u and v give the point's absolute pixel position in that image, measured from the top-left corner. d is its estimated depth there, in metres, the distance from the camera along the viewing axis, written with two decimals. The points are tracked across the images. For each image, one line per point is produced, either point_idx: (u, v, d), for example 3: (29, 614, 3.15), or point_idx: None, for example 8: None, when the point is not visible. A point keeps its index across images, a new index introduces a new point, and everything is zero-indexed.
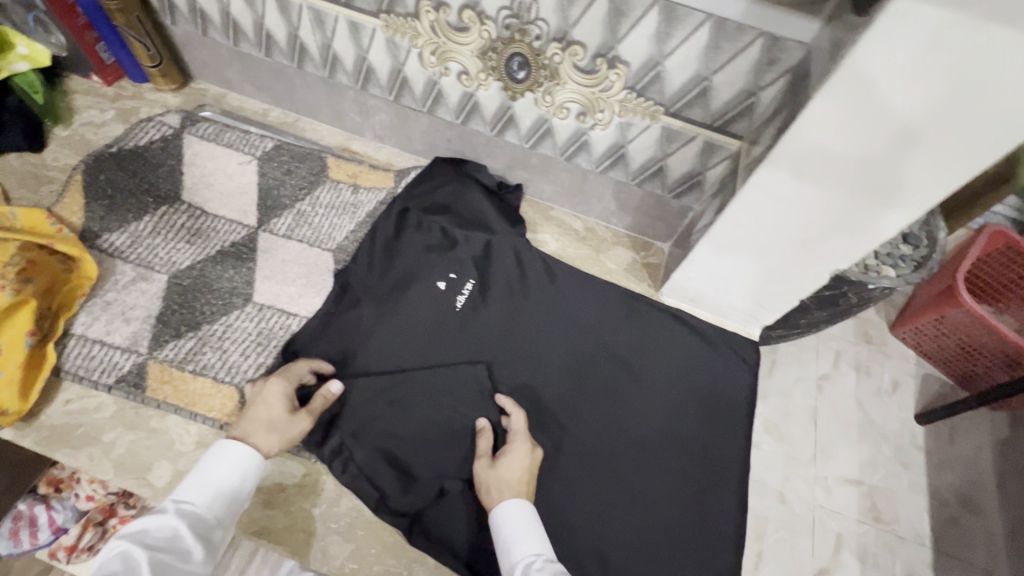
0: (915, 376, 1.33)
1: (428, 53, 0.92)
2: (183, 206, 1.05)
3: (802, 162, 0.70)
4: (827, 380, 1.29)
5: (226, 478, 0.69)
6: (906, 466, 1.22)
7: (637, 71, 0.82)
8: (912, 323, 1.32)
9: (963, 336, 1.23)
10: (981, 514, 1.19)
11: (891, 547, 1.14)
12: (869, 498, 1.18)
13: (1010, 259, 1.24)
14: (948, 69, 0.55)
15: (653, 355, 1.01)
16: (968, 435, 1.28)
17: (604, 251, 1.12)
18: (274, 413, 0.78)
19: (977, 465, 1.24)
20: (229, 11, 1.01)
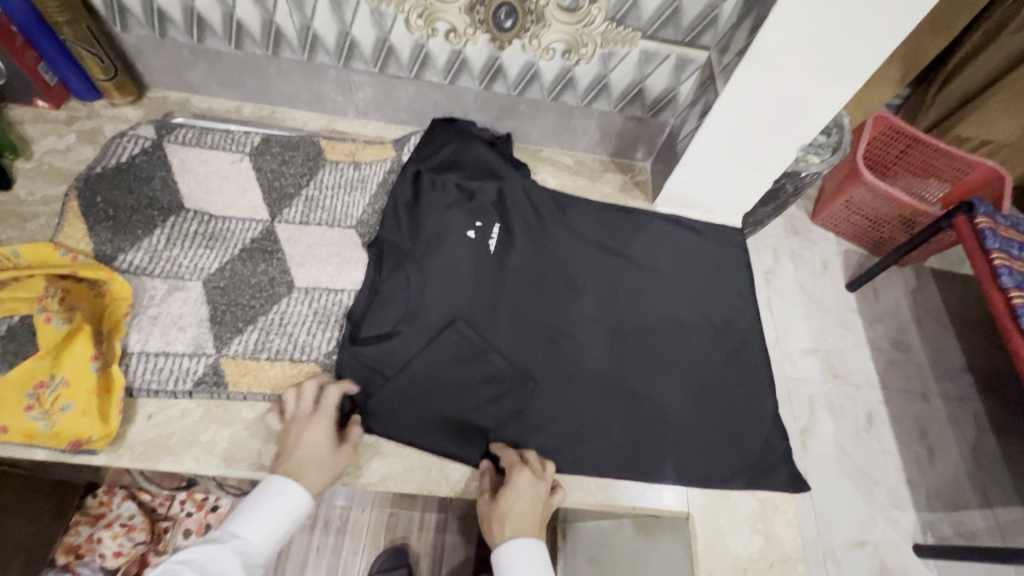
0: (839, 254, 1.68)
1: (415, 17, 0.97)
2: (190, 215, 1.05)
3: (774, 53, 0.85)
4: (772, 273, 1.60)
5: (275, 520, 0.74)
6: (847, 328, 1.57)
7: (616, 2, 0.92)
8: (827, 211, 1.65)
9: (868, 210, 1.57)
10: (909, 351, 1.57)
11: (851, 395, 1.48)
12: (826, 360, 1.51)
13: (891, 137, 1.58)
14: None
15: (663, 256, 1.15)
16: (888, 292, 1.65)
17: (598, 178, 1.24)
18: (320, 452, 0.80)
19: (899, 313, 1.62)
20: (193, 5, 0.99)
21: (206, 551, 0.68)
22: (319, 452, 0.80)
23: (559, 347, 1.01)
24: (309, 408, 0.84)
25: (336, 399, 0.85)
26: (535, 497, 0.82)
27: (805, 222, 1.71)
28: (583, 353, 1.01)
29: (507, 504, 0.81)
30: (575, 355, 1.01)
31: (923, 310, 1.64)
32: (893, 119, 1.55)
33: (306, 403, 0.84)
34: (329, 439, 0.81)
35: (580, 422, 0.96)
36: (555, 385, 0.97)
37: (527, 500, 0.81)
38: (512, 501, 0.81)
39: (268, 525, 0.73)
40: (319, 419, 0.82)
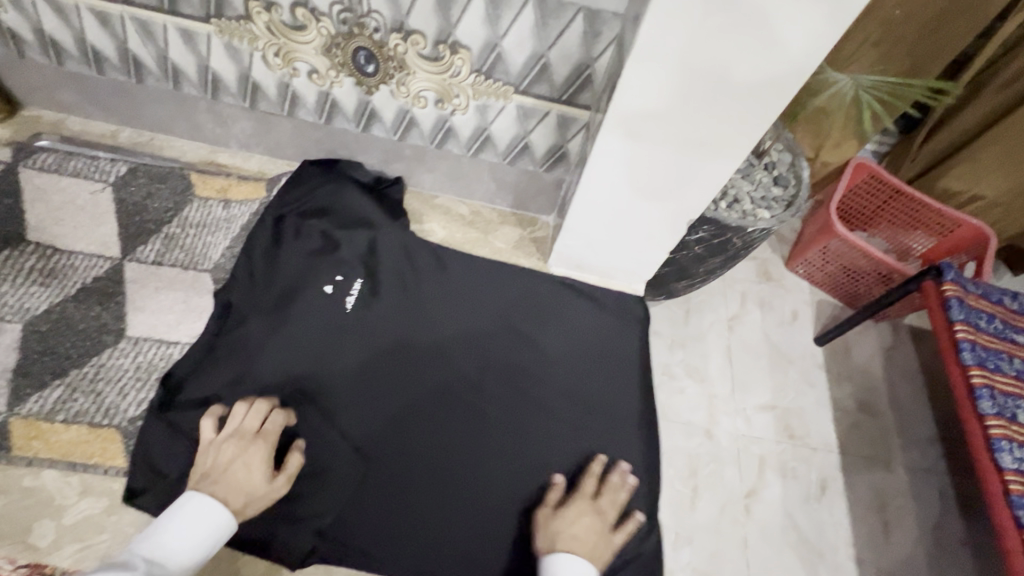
0: (812, 304, 1.40)
1: (272, 55, 0.90)
2: (30, 248, 0.98)
3: (636, 123, 0.75)
4: (736, 320, 1.34)
5: (196, 535, 0.72)
6: (812, 384, 1.30)
7: (479, 55, 0.84)
8: (802, 256, 1.38)
9: (845, 263, 1.31)
10: (877, 414, 1.30)
11: (806, 458, 1.22)
12: (783, 419, 1.25)
13: (874, 186, 1.30)
14: (731, 21, 0.62)
15: (550, 325, 1.06)
16: (862, 347, 1.37)
17: (492, 232, 1.15)
18: (252, 478, 0.78)
19: (871, 372, 1.34)
20: (41, 27, 0.93)
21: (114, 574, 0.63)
22: (254, 483, 0.78)
23: (409, 426, 0.94)
24: (253, 427, 0.83)
25: (282, 421, 0.84)
26: (589, 526, 0.87)
27: (779, 266, 1.42)
28: (432, 434, 0.94)
29: (564, 524, 0.86)
30: (423, 436, 0.94)
31: (898, 369, 1.35)
32: (877, 167, 1.26)
33: (252, 422, 0.83)
34: (265, 468, 0.80)
35: (411, 515, 0.89)
36: (392, 470, 0.91)
37: (580, 523, 0.86)
38: (568, 520, 0.87)
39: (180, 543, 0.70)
40: (259, 446, 0.81)
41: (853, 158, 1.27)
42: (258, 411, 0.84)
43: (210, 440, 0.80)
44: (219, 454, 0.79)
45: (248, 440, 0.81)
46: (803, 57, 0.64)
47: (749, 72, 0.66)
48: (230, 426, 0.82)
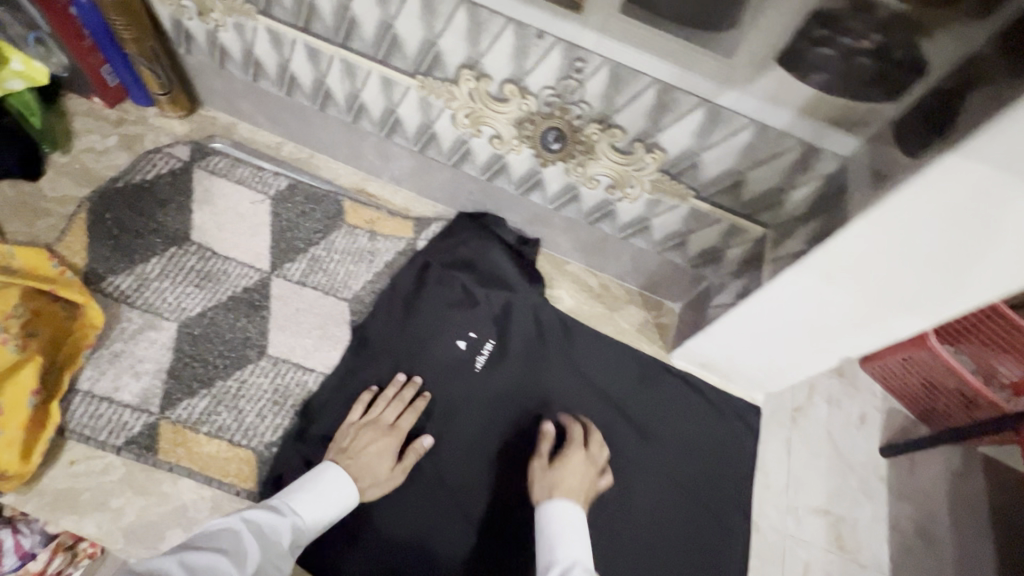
0: (882, 410, 1.23)
1: (462, 115, 0.91)
2: (193, 248, 1.02)
3: (833, 269, 0.72)
4: (800, 412, 1.20)
5: (332, 504, 0.77)
6: (869, 497, 1.15)
7: (673, 158, 0.83)
8: (877, 359, 1.21)
9: (927, 377, 1.13)
10: (934, 545, 1.13)
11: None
12: (835, 528, 1.11)
13: None
14: (993, 217, 0.56)
15: (664, 420, 1.04)
16: (928, 467, 1.19)
17: (618, 310, 1.14)
18: (379, 466, 0.84)
19: (933, 497, 1.16)
20: (252, 49, 0.98)
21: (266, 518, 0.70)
22: (380, 466, 0.84)
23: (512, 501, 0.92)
24: (388, 419, 0.88)
25: (412, 418, 0.89)
26: (592, 474, 0.87)
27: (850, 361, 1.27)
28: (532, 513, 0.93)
29: (564, 471, 0.86)
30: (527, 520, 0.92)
31: (965, 501, 1.17)
32: None
33: (389, 414, 0.88)
34: (392, 459, 0.85)
35: None
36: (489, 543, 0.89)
37: (573, 468, 0.86)
38: (558, 471, 0.86)
39: (319, 509, 0.76)
40: (388, 437, 0.86)
41: None
42: (394, 402, 0.90)
43: (351, 426, 0.87)
44: (355, 432, 0.86)
45: (381, 426, 0.87)
46: None
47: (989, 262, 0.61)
48: (370, 414, 0.88)
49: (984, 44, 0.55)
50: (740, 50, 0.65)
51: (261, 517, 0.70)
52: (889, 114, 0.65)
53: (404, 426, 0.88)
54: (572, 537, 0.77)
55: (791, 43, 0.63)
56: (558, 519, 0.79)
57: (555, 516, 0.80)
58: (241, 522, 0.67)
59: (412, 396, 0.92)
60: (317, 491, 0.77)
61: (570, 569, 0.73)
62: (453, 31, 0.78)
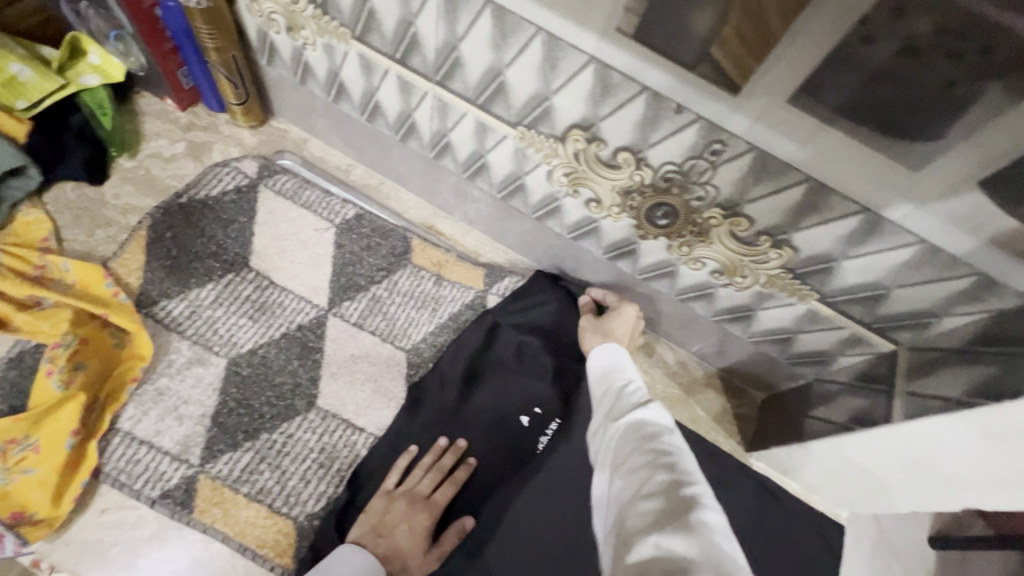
0: None
1: (560, 173, 0.82)
2: (250, 275, 0.95)
3: (1002, 432, 0.59)
4: None
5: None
6: None
7: (805, 258, 0.72)
8: None
9: None
10: None
11: None
12: None
13: None
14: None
15: (740, 531, 0.95)
16: None
17: (694, 393, 1.03)
18: (412, 549, 0.76)
19: None
20: (338, 71, 0.90)
21: None
22: (410, 550, 0.76)
23: None
24: (424, 491, 0.80)
25: (451, 492, 0.81)
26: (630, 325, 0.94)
27: None
28: None
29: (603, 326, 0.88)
30: None
31: None
32: None
33: (425, 485, 0.80)
34: (423, 543, 0.77)
35: None
36: None
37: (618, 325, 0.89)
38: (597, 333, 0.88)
39: None
40: (422, 514, 0.78)
41: None
42: (430, 472, 0.82)
43: (383, 503, 0.78)
44: (386, 506, 0.78)
45: (415, 502, 0.79)
46: None
47: None
48: (405, 484, 0.80)
49: None
50: (933, 166, 0.54)
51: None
52: None
53: (441, 502, 0.80)
54: (624, 364, 0.75)
55: (1007, 170, 0.51)
56: (609, 356, 0.77)
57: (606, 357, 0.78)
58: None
59: (452, 464, 0.83)
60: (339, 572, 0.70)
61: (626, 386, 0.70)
62: (573, 89, 0.68)
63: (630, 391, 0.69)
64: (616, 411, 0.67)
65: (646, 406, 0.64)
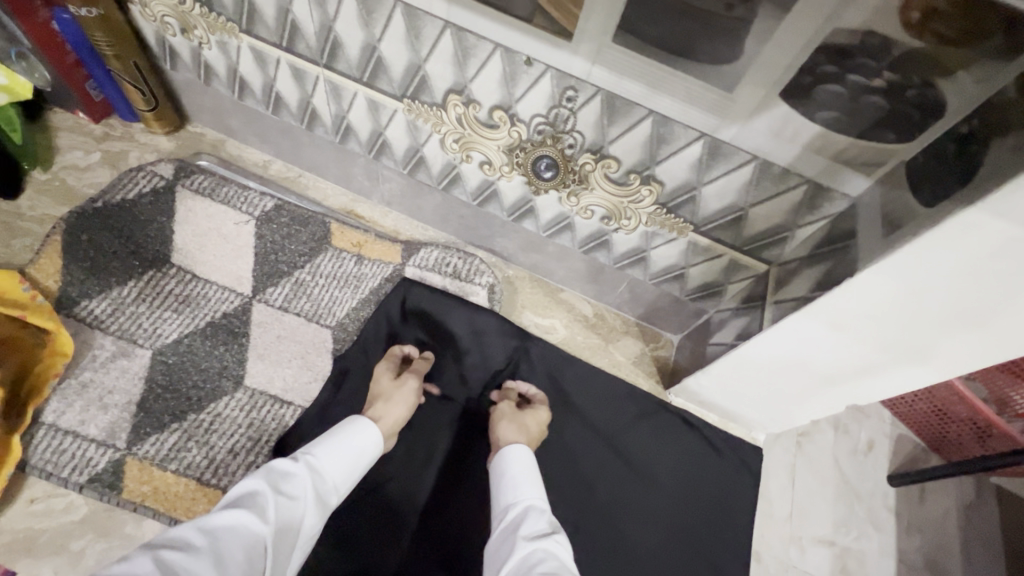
0: (890, 437, 1.20)
1: (450, 140, 0.88)
2: (172, 270, 0.99)
3: (839, 318, 0.67)
4: (806, 436, 1.17)
5: (353, 451, 0.72)
6: (878, 527, 1.12)
7: (671, 192, 0.78)
8: None
9: (936, 401, 1.12)
10: None
11: None
12: (840, 559, 1.08)
13: None
14: (1013, 271, 0.51)
15: (664, 462, 0.99)
16: (937, 497, 1.16)
17: (613, 341, 1.09)
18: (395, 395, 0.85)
19: (943, 528, 1.14)
20: (237, 68, 0.95)
21: (284, 469, 0.65)
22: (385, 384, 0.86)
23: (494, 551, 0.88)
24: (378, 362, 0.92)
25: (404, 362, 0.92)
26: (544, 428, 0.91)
27: None
28: None
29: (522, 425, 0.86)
30: None
31: (977, 534, 1.14)
32: None
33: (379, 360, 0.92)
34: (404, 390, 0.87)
35: None
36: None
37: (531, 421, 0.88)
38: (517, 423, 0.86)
39: (340, 456, 0.70)
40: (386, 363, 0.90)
41: None
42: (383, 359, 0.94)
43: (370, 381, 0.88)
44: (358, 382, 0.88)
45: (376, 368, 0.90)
46: None
47: (1010, 319, 0.56)
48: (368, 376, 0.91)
49: (1008, 86, 0.50)
50: (741, 83, 0.61)
51: (285, 476, 0.64)
52: (902, 155, 0.61)
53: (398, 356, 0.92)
54: (526, 479, 0.76)
55: (796, 80, 0.58)
56: (516, 464, 0.78)
57: (514, 460, 0.79)
58: (261, 480, 0.61)
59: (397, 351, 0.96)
60: (338, 442, 0.72)
61: (512, 494, 0.75)
62: (439, 56, 0.74)
63: (530, 514, 0.71)
64: (510, 492, 0.75)
65: (529, 488, 0.75)
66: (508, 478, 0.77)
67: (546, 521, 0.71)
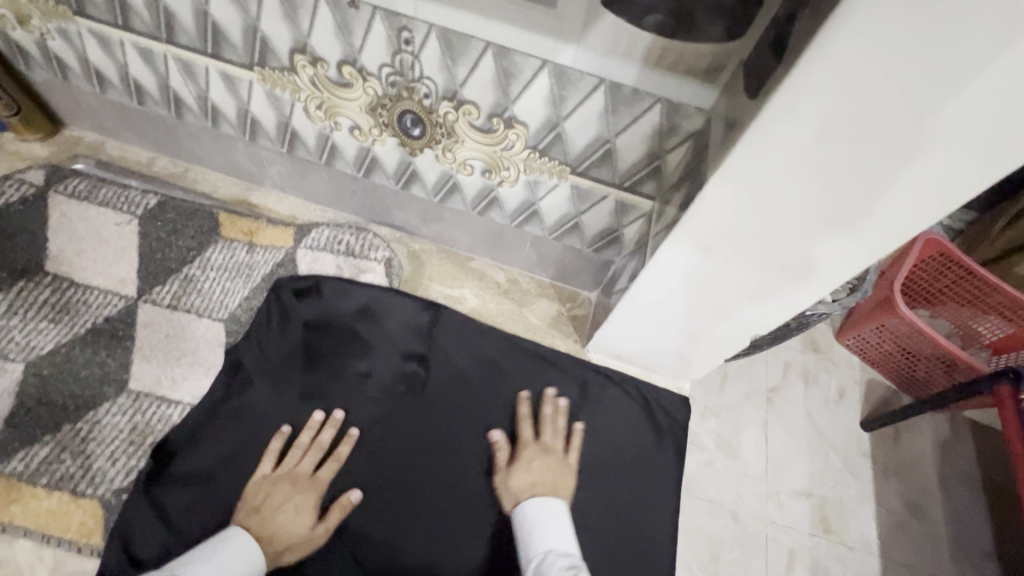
0: (861, 383, 1.17)
1: (314, 108, 0.83)
2: (48, 279, 0.93)
3: (707, 239, 0.64)
4: (776, 393, 1.13)
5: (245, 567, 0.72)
6: (855, 475, 1.08)
7: (536, 132, 0.74)
8: (853, 330, 1.16)
9: (906, 346, 1.08)
10: (928, 519, 1.07)
11: (841, 559, 1.01)
12: (819, 510, 1.04)
13: (946, 265, 1.07)
14: (859, 150, 0.48)
15: (583, 421, 0.95)
16: (913, 438, 1.14)
17: (527, 305, 1.06)
18: (296, 525, 0.79)
19: (922, 469, 1.11)
20: (86, 56, 0.89)
21: None
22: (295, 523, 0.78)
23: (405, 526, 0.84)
24: (305, 471, 0.83)
25: (334, 468, 0.84)
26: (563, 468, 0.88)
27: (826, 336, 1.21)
28: (445, 537, 0.84)
29: (520, 477, 0.85)
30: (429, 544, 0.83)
31: (956, 471, 1.11)
32: (950, 245, 1.04)
33: (306, 464, 0.83)
34: (310, 515, 0.80)
35: None
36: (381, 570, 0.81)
37: (534, 470, 0.86)
38: (522, 475, 0.86)
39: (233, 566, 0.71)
40: (307, 490, 0.81)
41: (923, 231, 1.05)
42: (308, 446, 0.84)
43: (263, 477, 0.81)
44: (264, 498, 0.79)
45: (298, 481, 0.81)
46: (931, 205, 0.50)
47: (873, 210, 0.52)
48: (282, 467, 0.82)
49: None
50: None
51: (188, 560, 0.71)
52: (738, 54, 0.57)
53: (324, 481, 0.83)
54: (554, 529, 0.78)
55: None
56: (535, 514, 0.80)
57: (532, 511, 0.81)
58: None
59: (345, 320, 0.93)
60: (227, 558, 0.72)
61: (545, 558, 0.75)
62: (269, 12, 0.70)
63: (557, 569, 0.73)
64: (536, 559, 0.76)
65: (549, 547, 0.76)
66: (530, 544, 0.78)
67: (562, 567, 0.73)
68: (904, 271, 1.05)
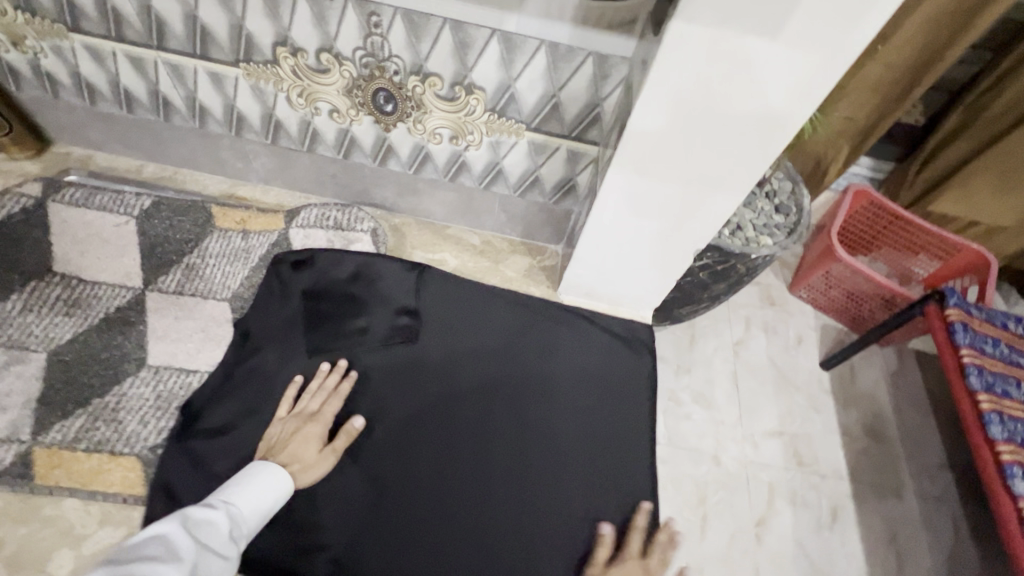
0: (815, 329, 1.32)
1: (296, 95, 0.95)
2: (56, 278, 1.01)
3: (639, 162, 0.78)
4: (742, 346, 1.28)
5: (265, 497, 0.80)
6: (818, 411, 1.23)
7: (492, 95, 0.87)
8: (805, 282, 1.31)
9: (849, 288, 1.24)
10: (885, 441, 1.22)
11: (816, 486, 1.15)
12: (791, 446, 1.18)
13: (875, 213, 1.24)
14: (738, 67, 0.63)
15: (561, 352, 1.07)
16: (866, 373, 1.29)
17: (502, 261, 1.18)
18: (308, 452, 0.87)
19: (875, 398, 1.27)
20: (78, 70, 0.98)
21: (204, 517, 0.71)
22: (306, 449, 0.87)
23: (413, 456, 0.94)
24: (313, 408, 0.91)
25: (338, 402, 0.92)
26: None
27: (782, 290, 1.36)
28: (445, 468, 0.94)
29: None
30: (435, 467, 0.94)
31: (905, 398, 1.27)
32: (877, 195, 1.21)
33: (314, 403, 0.92)
34: (319, 442, 0.88)
35: (419, 558, 0.88)
36: (397, 494, 0.91)
37: None
38: None
39: (257, 497, 0.78)
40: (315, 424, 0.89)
41: (853, 183, 1.22)
42: (319, 391, 0.93)
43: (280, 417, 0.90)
44: (283, 434, 0.88)
45: (308, 416, 0.90)
46: (796, 103, 0.66)
47: (757, 118, 0.68)
48: (296, 407, 0.91)
49: None
50: None
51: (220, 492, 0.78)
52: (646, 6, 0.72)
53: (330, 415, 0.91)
54: None
55: None
56: None
57: None
58: (171, 526, 0.67)
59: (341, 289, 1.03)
60: (249, 488, 0.79)
61: None
62: (253, 10, 0.82)
63: None
64: None
65: None
66: None
67: None
68: (841, 219, 1.20)
